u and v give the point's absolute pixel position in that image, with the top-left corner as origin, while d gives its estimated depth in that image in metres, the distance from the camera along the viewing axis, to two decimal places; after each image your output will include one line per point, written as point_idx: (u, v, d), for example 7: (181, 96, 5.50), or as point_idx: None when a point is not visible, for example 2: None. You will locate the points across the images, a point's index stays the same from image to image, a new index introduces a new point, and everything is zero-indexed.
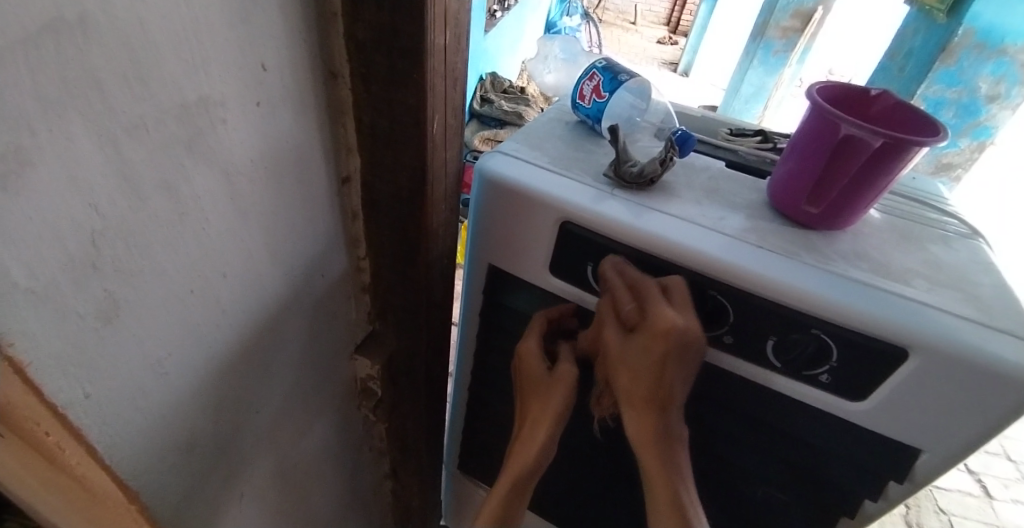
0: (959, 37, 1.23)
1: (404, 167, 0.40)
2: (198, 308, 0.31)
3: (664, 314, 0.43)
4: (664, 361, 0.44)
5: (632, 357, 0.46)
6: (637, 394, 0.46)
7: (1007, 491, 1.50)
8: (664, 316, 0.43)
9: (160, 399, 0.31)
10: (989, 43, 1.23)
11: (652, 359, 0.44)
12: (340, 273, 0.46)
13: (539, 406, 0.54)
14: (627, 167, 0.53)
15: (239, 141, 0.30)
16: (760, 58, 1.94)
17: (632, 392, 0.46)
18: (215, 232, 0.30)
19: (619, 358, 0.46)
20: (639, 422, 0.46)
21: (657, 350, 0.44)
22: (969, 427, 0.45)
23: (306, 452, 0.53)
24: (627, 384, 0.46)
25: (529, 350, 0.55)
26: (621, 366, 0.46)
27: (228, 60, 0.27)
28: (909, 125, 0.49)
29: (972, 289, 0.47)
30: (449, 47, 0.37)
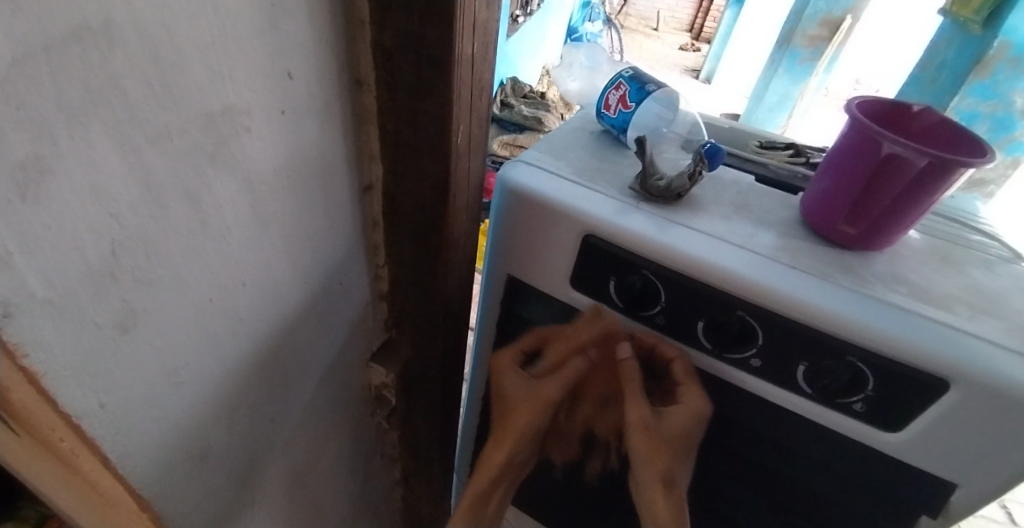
0: None
1: (428, 178, 0.39)
2: (216, 318, 0.31)
3: (696, 401, 0.48)
4: (689, 440, 0.48)
5: (659, 439, 0.47)
6: (662, 477, 0.47)
7: None
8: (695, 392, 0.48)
9: (175, 410, 0.31)
10: None
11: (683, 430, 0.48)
12: (359, 281, 0.46)
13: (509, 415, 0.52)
14: (654, 180, 0.51)
15: (262, 151, 0.29)
16: (785, 66, 1.90)
17: (655, 477, 0.47)
18: (236, 242, 0.30)
19: (648, 440, 0.47)
20: (660, 507, 0.46)
21: (687, 431, 0.48)
22: (1012, 464, 0.42)
23: (319, 460, 0.52)
24: (652, 467, 0.46)
25: (506, 361, 0.54)
26: (647, 445, 0.47)
27: (254, 68, 0.27)
28: (953, 144, 0.47)
29: (1019, 318, 0.45)
30: (477, 56, 0.36)
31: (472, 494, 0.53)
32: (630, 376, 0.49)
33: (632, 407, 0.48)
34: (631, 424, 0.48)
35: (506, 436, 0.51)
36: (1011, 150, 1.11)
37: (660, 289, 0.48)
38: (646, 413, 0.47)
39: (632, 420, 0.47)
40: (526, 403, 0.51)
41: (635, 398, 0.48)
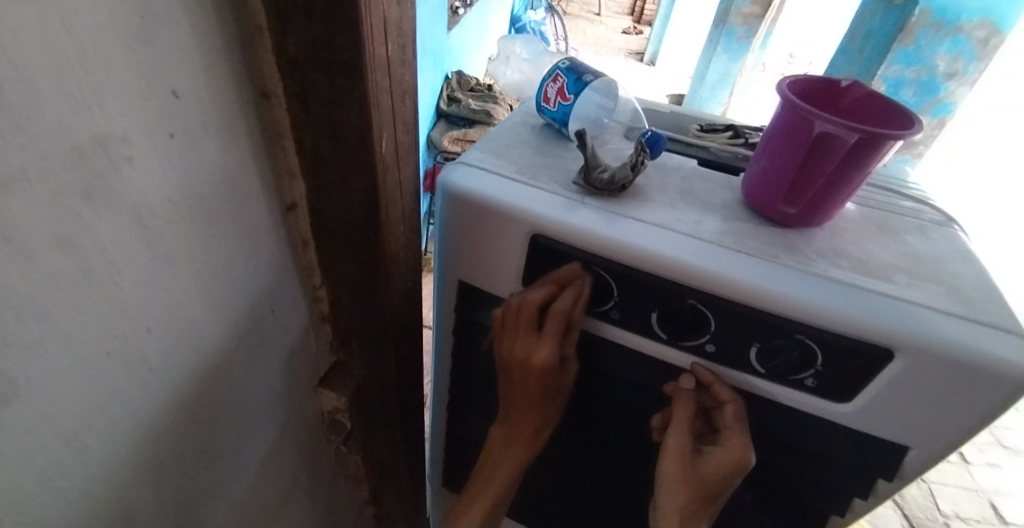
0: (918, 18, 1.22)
1: (355, 192, 0.37)
2: (119, 370, 0.28)
3: (739, 458, 0.46)
4: (724, 484, 0.48)
5: (687, 477, 0.48)
6: (682, 509, 0.48)
7: (982, 456, 1.57)
8: (740, 441, 0.46)
9: (82, 477, 0.28)
10: None
11: (717, 474, 0.47)
12: (295, 305, 0.43)
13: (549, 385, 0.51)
14: (598, 173, 0.50)
15: (152, 181, 0.26)
16: (723, 45, 1.94)
17: (674, 508, 0.48)
18: (132, 285, 0.27)
19: (676, 475, 0.48)
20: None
21: (722, 478, 0.47)
22: (958, 423, 0.43)
23: (273, 496, 0.49)
24: (674, 496, 0.48)
25: (541, 355, 0.49)
26: (675, 478, 0.48)
27: (129, 90, 0.24)
28: (883, 116, 0.47)
29: (954, 281, 0.46)
30: (393, 58, 0.34)
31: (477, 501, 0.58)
32: (683, 406, 0.48)
33: (673, 437, 0.48)
34: (669, 450, 0.48)
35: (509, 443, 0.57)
36: (937, 112, 1.15)
37: (611, 284, 0.47)
38: (687, 447, 0.48)
39: (669, 448, 0.48)
40: (556, 388, 0.52)
41: (679, 429, 0.48)
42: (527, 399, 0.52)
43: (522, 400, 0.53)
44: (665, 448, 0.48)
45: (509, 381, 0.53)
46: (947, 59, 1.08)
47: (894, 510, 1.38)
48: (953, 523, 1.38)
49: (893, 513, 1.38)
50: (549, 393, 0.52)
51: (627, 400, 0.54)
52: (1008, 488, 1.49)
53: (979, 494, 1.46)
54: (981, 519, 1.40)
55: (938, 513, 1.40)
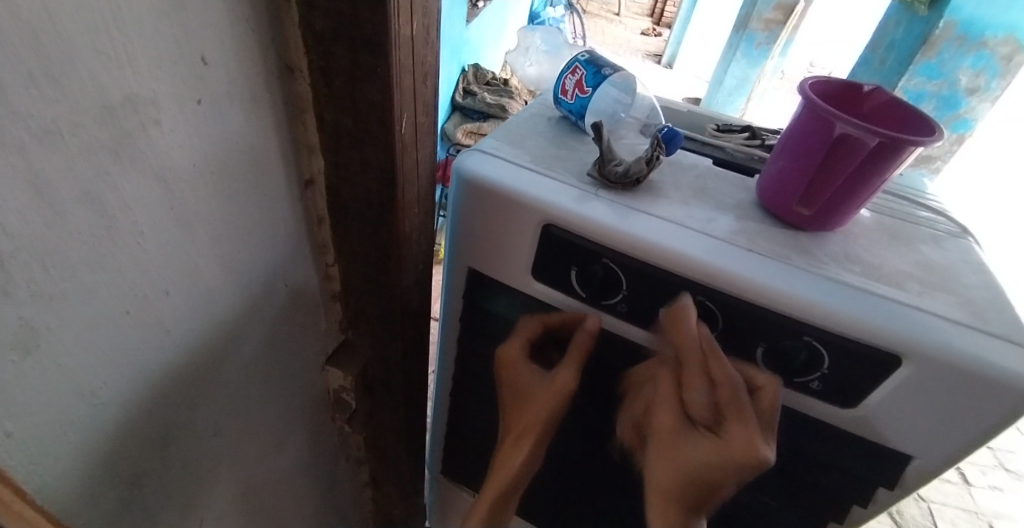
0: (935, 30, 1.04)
1: (373, 170, 0.37)
2: (136, 330, 0.29)
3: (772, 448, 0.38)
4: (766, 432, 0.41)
5: (730, 476, 0.38)
6: (718, 461, 0.38)
7: (984, 478, 1.56)
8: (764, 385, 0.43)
9: (94, 432, 0.29)
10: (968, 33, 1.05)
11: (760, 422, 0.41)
12: (307, 282, 0.43)
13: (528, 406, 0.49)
14: (612, 166, 0.50)
15: (178, 145, 0.27)
16: (742, 50, 1.92)
17: (710, 457, 0.38)
18: (153, 247, 0.28)
19: (730, 471, 0.38)
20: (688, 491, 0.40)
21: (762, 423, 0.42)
22: (962, 434, 0.43)
23: (276, 469, 0.50)
24: (703, 445, 0.39)
25: (512, 345, 0.51)
26: (723, 475, 0.38)
27: (160, 53, 0.24)
28: (903, 123, 0.47)
29: (966, 292, 0.46)
30: (417, 38, 0.34)
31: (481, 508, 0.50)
32: (734, 401, 0.39)
33: (741, 437, 0.37)
34: (721, 450, 0.38)
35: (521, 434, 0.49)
36: (957, 127, 1.14)
37: (621, 277, 0.47)
38: (759, 454, 0.37)
39: (740, 454, 0.37)
40: (534, 395, 0.49)
41: (746, 429, 0.37)
42: (517, 405, 0.51)
43: (512, 406, 0.52)
44: (732, 454, 0.37)
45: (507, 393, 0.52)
46: (969, 75, 1.07)
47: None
48: None
49: None
50: (528, 399, 0.50)
51: None
52: (1008, 511, 1.48)
53: (979, 517, 1.45)
54: None
55: None
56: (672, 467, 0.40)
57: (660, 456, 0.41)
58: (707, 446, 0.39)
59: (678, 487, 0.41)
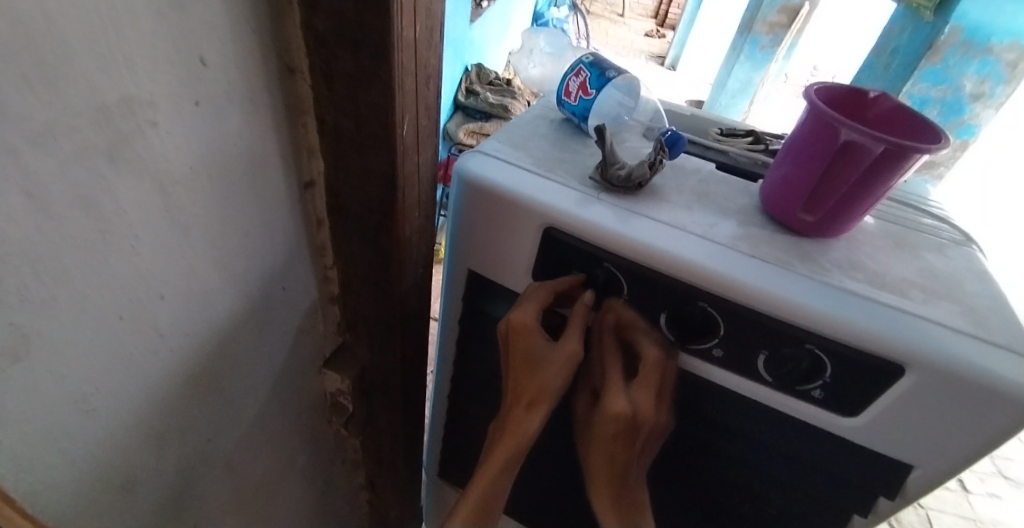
0: (944, 36, 1.02)
1: (373, 173, 0.37)
2: (130, 334, 0.28)
3: (648, 402, 0.45)
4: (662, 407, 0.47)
5: (621, 435, 0.45)
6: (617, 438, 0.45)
7: (982, 485, 1.56)
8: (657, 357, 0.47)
9: (87, 436, 0.28)
10: (976, 42, 1.02)
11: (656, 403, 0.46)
12: (305, 283, 0.43)
13: (536, 374, 0.48)
14: (615, 170, 0.50)
15: (175, 147, 0.27)
16: (746, 53, 1.92)
17: (611, 436, 0.45)
18: (148, 250, 0.27)
19: (616, 429, 0.44)
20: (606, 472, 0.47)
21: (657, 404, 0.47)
22: (965, 445, 0.43)
23: (272, 471, 0.49)
24: (605, 428, 0.45)
25: (521, 316, 0.47)
26: (615, 435, 0.45)
27: (158, 55, 0.24)
28: (908, 130, 0.47)
29: (971, 301, 0.45)
30: (420, 40, 0.33)
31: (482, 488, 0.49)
32: (618, 373, 0.47)
33: (614, 398, 0.44)
34: (603, 412, 0.45)
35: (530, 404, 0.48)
36: (960, 134, 1.13)
37: (622, 281, 0.47)
38: (629, 409, 0.44)
39: (613, 411, 0.44)
40: (550, 364, 0.47)
41: (617, 391, 0.45)
42: (524, 377, 0.49)
43: (518, 378, 0.49)
44: (607, 411, 0.44)
45: (511, 364, 0.50)
46: (973, 81, 1.06)
47: None
48: None
49: None
50: (539, 369, 0.48)
51: None
52: (1007, 519, 1.47)
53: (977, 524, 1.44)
54: None
55: None
56: (591, 446, 0.47)
57: (586, 436, 0.48)
58: (599, 412, 0.46)
59: (609, 463, 0.47)
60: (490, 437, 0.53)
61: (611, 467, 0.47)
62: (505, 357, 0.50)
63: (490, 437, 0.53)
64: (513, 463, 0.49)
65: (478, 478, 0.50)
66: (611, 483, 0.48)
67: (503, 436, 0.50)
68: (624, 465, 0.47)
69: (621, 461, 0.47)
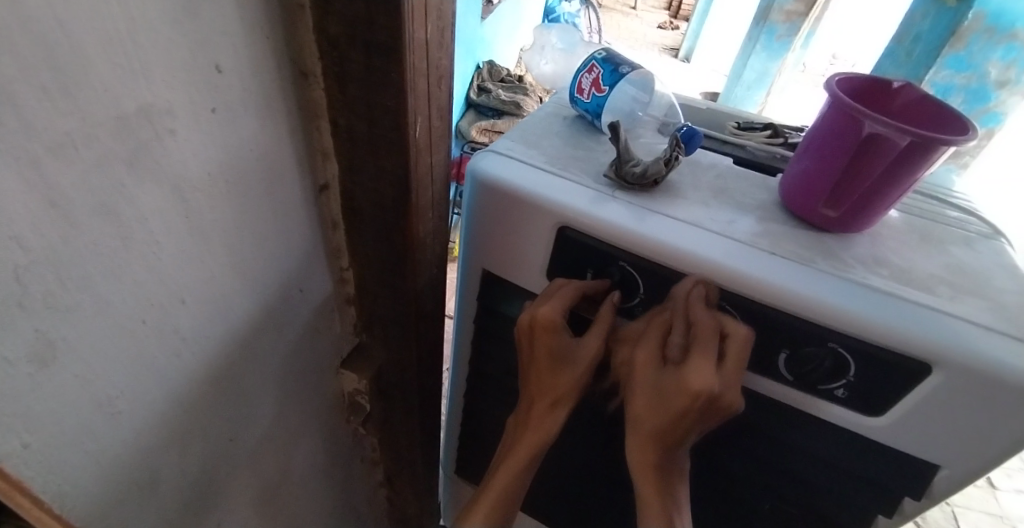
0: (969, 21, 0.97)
1: (387, 174, 0.37)
2: (152, 340, 0.29)
3: (732, 385, 0.41)
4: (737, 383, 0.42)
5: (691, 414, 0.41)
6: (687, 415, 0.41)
7: (1009, 481, 1.52)
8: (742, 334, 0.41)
9: (111, 439, 0.29)
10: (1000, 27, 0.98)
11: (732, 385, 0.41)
12: (321, 286, 0.43)
13: (557, 375, 0.48)
14: (630, 167, 0.49)
15: (192, 154, 0.27)
16: (762, 43, 1.88)
17: (682, 407, 0.41)
18: (168, 257, 0.27)
19: (692, 405, 0.40)
20: (651, 440, 0.44)
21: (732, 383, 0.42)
22: (996, 444, 0.41)
23: (292, 471, 0.50)
24: (678, 400, 0.41)
25: (547, 314, 0.46)
26: (686, 412, 0.41)
27: (174, 63, 0.24)
28: (934, 121, 0.45)
29: (1000, 297, 0.44)
30: (432, 41, 0.33)
31: (509, 476, 0.48)
32: (710, 340, 0.41)
33: (700, 374, 0.39)
34: (681, 385, 0.40)
35: (548, 403, 0.49)
36: (987, 121, 1.09)
37: (638, 280, 0.47)
38: (716, 390, 0.40)
39: (695, 388, 0.39)
40: (575, 363, 0.47)
41: (706, 366, 0.40)
42: (556, 365, 0.47)
43: (539, 374, 0.49)
44: (692, 388, 0.39)
45: (530, 360, 0.49)
46: (998, 67, 1.02)
47: None
48: None
49: None
50: (563, 367, 0.47)
51: None
52: None
53: (1004, 521, 1.41)
54: None
55: None
56: (640, 389, 0.43)
57: (640, 389, 0.43)
58: (676, 382, 0.41)
59: (665, 432, 0.43)
60: (506, 433, 0.53)
61: (665, 434, 0.43)
62: (522, 354, 0.50)
63: (508, 433, 0.53)
64: (533, 462, 0.49)
65: (501, 470, 0.49)
66: (658, 447, 0.44)
67: (524, 432, 0.50)
68: (679, 435, 0.43)
69: (679, 433, 0.43)
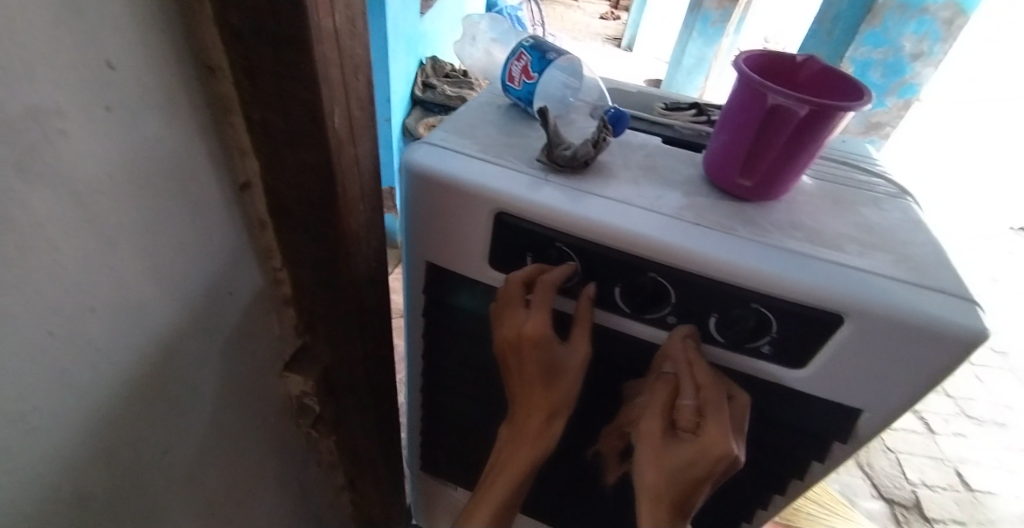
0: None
1: (310, 168, 0.37)
2: (64, 350, 0.28)
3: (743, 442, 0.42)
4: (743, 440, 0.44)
5: (707, 474, 0.42)
6: (698, 476, 0.42)
7: (948, 426, 1.63)
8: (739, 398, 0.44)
9: (29, 457, 0.28)
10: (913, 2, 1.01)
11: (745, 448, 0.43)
12: (253, 288, 0.43)
13: (547, 386, 0.48)
14: (560, 150, 0.51)
15: (89, 156, 0.26)
16: (698, 29, 1.94)
17: (696, 470, 0.42)
18: (72, 264, 0.27)
19: (710, 466, 0.41)
20: (657, 511, 0.43)
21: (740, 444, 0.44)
22: (908, 385, 0.45)
23: (241, 479, 0.49)
24: (696, 462, 0.41)
25: (532, 326, 0.46)
26: (707, 473, 0.42)
27: (62, 62, 0.23)
28: (836, 90, 0.48)
29: (904, 250, 0.47)
30: (342, 31, 0.33)
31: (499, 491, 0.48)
32: (720, 405, 0.43)
33: (721, 438, 0.41)
34: (700, 448, 0.41)
35: (542, 410, 0.49)
36: (903, 93, 1.13)
37: (574, 259, 0.48)
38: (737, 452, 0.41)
39: (718, 451, 0.40)
40: (565, 370, 0.48)
41: (724, 430, 0.41)
42: (539, 393, 0.48)
43: (530, 390, 0.49)
44: (711, 451, 0.41)
45: (522, 379, 0.49)
46: (912, 40, 1.06)
47: (863, 479, 1.44)
48: (920, 490, 1.44)
49: (861, 481, 1.43)
50: (554, 380, 0.48)
51: (593, 374, 0.55)
52: (972, 456, 1.55)
53: (945, 463, 1.52)
54: (946, 486, 1.46)
55: (905, 481, 1.45)
56: (647, 470, 0.43)
57: (649, 466, 0.43)
58: (694, 449, 0.42)
59: (675, 493, 0.43)
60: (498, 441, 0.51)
61: (677, 499, 0.43)
62: (509, 365, 0.50)
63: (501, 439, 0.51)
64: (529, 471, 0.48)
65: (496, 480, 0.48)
66: (666, 517, 0.43)
67: (520, 441, 0.49)
68: (686, 501, 0.44)
69: (690, 500, 0.44)
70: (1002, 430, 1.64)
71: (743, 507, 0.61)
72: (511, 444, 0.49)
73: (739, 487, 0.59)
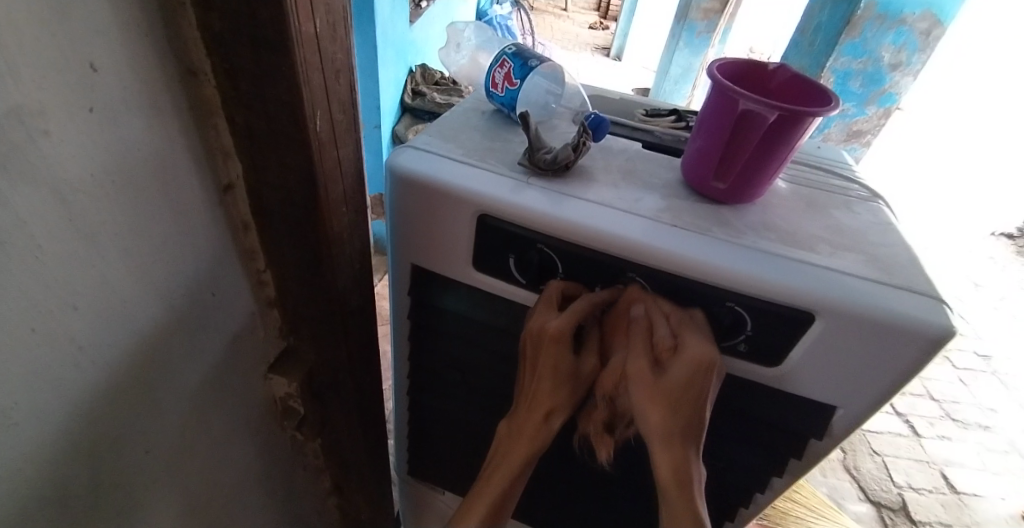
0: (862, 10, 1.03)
1: (292, 170, 0.38)
2: (45, 347, 0.28)
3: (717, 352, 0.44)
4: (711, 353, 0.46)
5: (702, 388, 0.42)
6: (694, 397, 0.42)
7: (933, 429, 1.65)
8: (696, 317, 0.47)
9: (10, 454, 0.28)
10: (890, 14, 1.04)
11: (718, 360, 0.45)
12: (237, 289, 0.43)
13: (553, 381, 0.46)
14: (542, 154, 0.52)
15: (71, 157, 0.27)
16: (685, 39, 1.98)
17: (693, 390, 0.42)
18: (54, 262, 0.27)
19: (700, 381, 0.42)
20: (670, 445, 0.42)
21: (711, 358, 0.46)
22: (878, 383, 0.46)
23: (225, 481, 0.49)
24: (690, 377, 0.42)
25: (558, 325, 0.45)
26: (701, 391, 0.42)
27: (46, 63, 0.24)
28: (807, 96, 0.50)
29: (874, 250, 0.49)
30: (323, 36, 0.34)
31: (497, 481, 0.47)
32: (686, 326, 0.45)
33: (702, 345, 0.42)
34: (688, 362, 0.42)
35: (547, 408, 0.46)
36: (883, 102, 1.16)
37: (556, 261, 0.49)
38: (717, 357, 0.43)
39: (705, 357, 0.42)
40: (578, 375, 0.47)
41: (700, 339, 0.43)
42: (547, 387, 0.46)
43: (537, 386, 0.47)
44: (700, 360, 0.42)
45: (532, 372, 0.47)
46: (891, 51, 1.09)
47: (851, 483, 1.45)
48: (906, 493, 1.46)
49: (848, 485, 1.45)
50: (567, 379, 0.46)
51: None
52: (956, 458, 1.58)
53: (931, 466, 1.54)
54: (932, 488, 1.49)
55: (892, 485, 1.47)
56: (648, 407, 0.42)
57: (650, 405, 0.42)
58: (685, 366, 0.42)
59: (677, 420, 0.42)
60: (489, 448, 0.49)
61: (680, 424, 0.42)
62: (527, 365, 0.48)
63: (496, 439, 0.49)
64: (525, 468, 0.47)
65: (491, 478, 0.47)
66: (677, 449, 0.42)
67: (516, 440, 0.47)
68: (689, 426, 0.43)
69: (695, 424, 0.43)
70: (985, 433, 1.67)
71: (725, 506, 0.62)
72: (507, 442, 0.48)
73: (724, 487, 0.59)
